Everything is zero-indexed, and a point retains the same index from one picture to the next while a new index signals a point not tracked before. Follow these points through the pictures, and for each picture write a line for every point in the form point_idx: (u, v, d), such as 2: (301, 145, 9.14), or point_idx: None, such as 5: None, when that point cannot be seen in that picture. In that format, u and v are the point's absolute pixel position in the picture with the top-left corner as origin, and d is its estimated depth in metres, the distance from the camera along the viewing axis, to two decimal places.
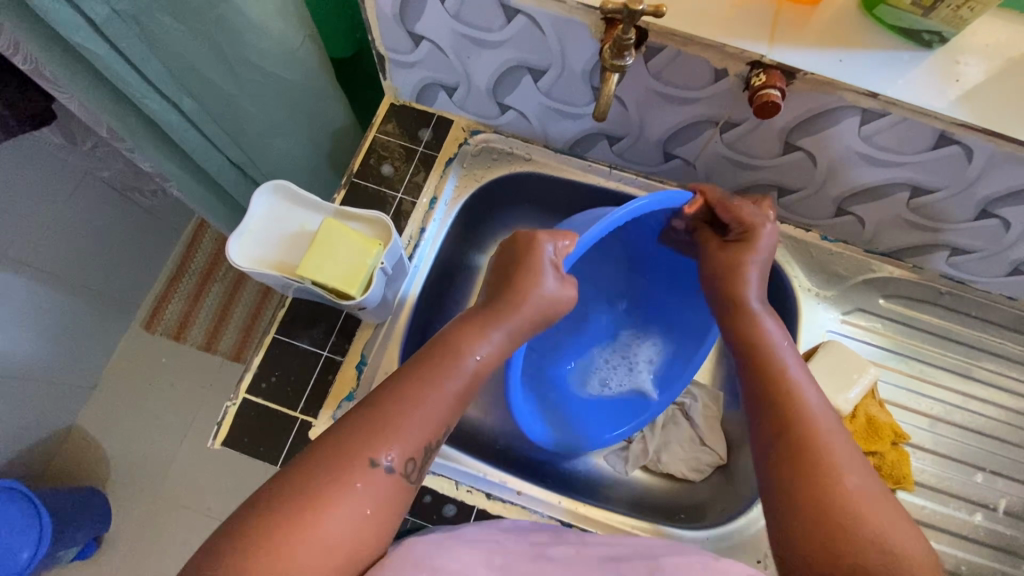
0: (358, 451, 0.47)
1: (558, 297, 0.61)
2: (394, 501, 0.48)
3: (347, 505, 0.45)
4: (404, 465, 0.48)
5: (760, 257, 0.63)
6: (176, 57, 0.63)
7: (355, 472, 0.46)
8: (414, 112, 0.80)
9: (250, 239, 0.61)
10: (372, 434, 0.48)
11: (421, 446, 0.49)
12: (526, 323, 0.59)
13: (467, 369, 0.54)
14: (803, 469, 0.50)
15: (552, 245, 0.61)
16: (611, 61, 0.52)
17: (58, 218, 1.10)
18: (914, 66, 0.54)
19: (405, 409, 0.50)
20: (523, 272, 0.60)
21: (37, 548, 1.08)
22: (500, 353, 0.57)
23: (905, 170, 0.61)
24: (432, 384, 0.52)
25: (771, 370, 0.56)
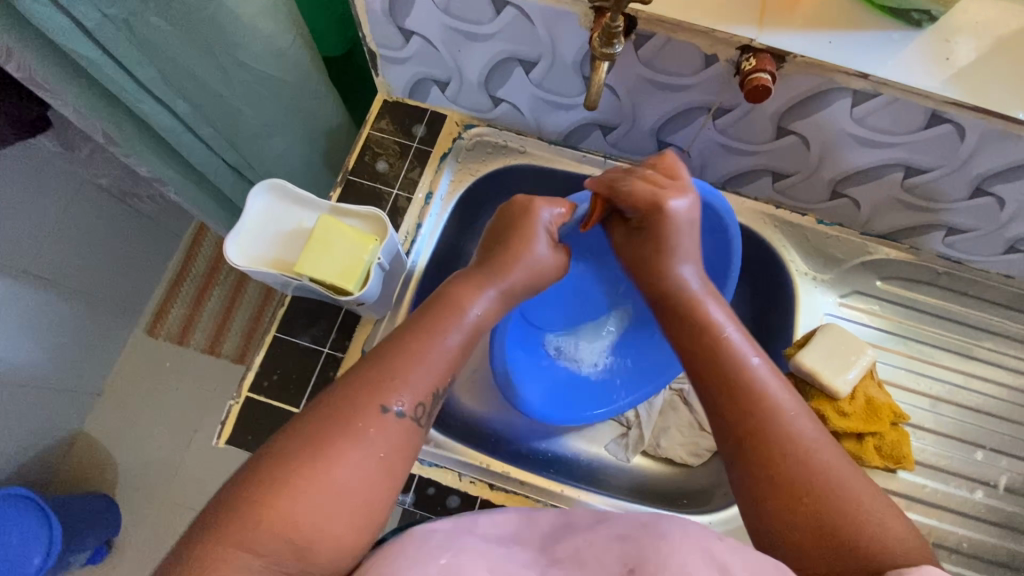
0: (369, 399, 0.48)
1: (549, 262, 0.65)
2: (405, 450, 0.48)
3: (360, 451, 0.46)
4: (414, 410, 0.49)
5: (682, 244, 0.64)
6: (167, 59, 0.63)
7: (366, 419, 0.47)
8: (408, 108, 0.80)
9: (246, 238, 0.61)
10: (382, 380, 0.49)
11: (429, 393, 0.51)
12: (523, 282, 0.63)
13: (467, 323, 0.56)
14: (750, 444, 0.50)
15: (547, 210, 0.66)
16: (600, 49, 0.52)
17: (57, 225, 1.11)
18: (904, 46, 0.54)
19: (410, 358, 0.51)
20: (519, 236, 0.64)
21: (48, 554, 1.09)
22: (496, 309, 0.60)
23: (897, 151, 0.61)
24: (434, 335, 0.53)
25: (705, 350, 0.57)
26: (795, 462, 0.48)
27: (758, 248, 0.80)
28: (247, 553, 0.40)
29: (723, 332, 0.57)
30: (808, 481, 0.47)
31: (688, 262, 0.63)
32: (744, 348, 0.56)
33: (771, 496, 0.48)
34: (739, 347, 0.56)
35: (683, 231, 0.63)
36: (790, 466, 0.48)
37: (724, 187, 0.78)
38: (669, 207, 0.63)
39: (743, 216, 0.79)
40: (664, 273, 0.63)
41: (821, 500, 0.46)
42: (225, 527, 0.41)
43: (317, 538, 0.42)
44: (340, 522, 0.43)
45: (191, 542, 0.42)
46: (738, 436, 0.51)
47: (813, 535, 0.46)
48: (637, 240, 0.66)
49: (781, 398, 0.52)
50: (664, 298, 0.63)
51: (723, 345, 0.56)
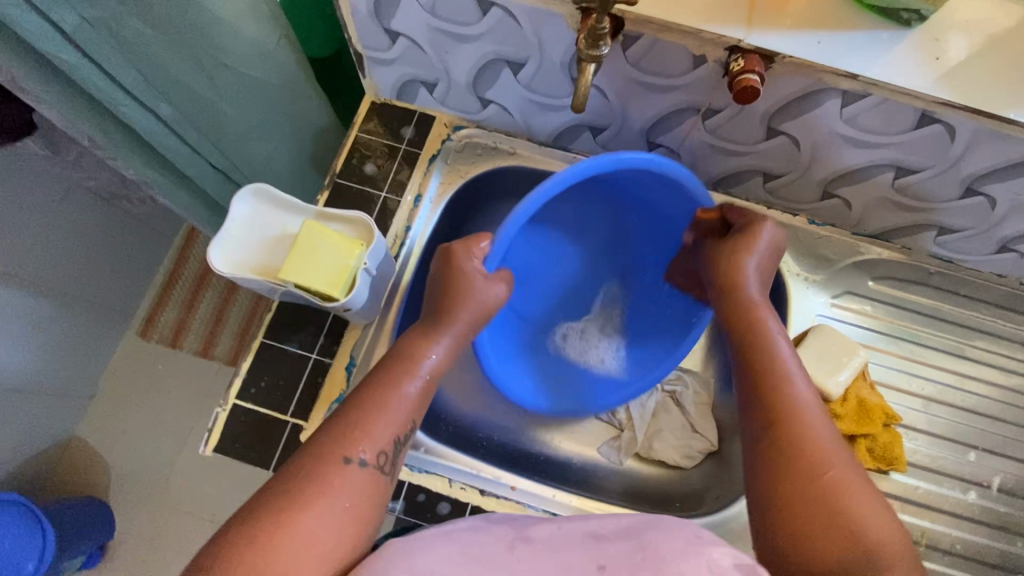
0: (333, 452, 0.49)
1: (493, 299, 0.64)
2: (372, 499, 0.49)
3: (327, 502, 0.46)
4: (377, 459, 0.50)
5: (758, 253, 0.65)
6: (149, 62, 0.62)
7: (331, 471, 0.48)
8: (396, 110, 0.79)
9: (231, 243, 0.60)
10: (345, 432, 0.50)
11: (391, 440, 0.52)
12: (471, 326, 0.63)
13: (425, 370, 0.58)
14: (774, 433, 0.53)
15: (468, 254, 0.64)
16: (587, 51, 0.52)
17: (46, 230, 1.10)
18: (893, 46, 0.53)
19: (372, 410, 0.52)
20: (450, 280, 0.63)
21: (42, 557, 1.08)
22: (452, 356, 0.61)
23: (888, 151, 0.61)
24: (393, 387, 0.55)
25: (754, 342, 0.59)
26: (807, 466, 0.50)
27: None
28: None
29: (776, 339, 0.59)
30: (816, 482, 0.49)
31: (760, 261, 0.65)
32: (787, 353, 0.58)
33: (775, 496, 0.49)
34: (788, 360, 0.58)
35: (768, 242, 0.65)
36: (807, 469, 0.50)
37: (715, 188, 0.77)
38: (766, 222, 0.65)
39: None
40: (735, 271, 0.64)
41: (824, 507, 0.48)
42: None
43: None
44: (310, 575, 0.43)
45: None
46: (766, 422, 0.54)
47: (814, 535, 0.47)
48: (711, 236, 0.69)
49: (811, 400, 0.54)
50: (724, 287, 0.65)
51: (773, 350, 0.58)
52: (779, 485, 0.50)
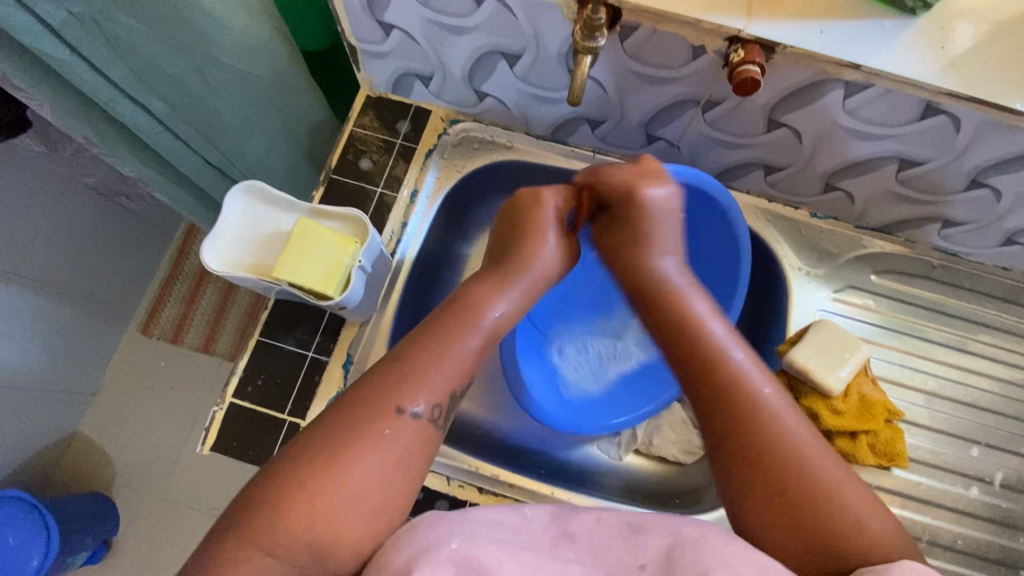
0: (386, 400, 0.47)
1: (563, 253, 0.64)
2: (423, 451, 0.47)
3: (377, 453, 0.45)
4: (431, 413, 0.48)
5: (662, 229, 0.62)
6: (139, 57, 0.61)
7: (383, 422, 0.46)
8: (391, 104, 0.78)
9: (224, 242, 0.60)
10: (400, 382, 0.48)
11: (446, 394, 0.49)
12: (537, 281, 0.61)
13: (485, 324, 0.54)
14: (728, 443, 0.50)
15: (555, 203, 0.64)
16: (582, 42, 0.50)
17: (44, 227, 1.09)
18: (897, 36, 0.52)
19: (428, 360, 0.50)
20: (531, 229, 0.63)
21: (46, 554, 1.09)
22: (515, 310, 0.58)
23: (892, 143, 0.60)
24: (453, 337, 0.52)
25: (685, 342, 0.56)
26: (773, 454, 0.48)
27: (752, 243, 0.78)
28: (265, 552, 0.41)
29: (706, 325, 0.56)
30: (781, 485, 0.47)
31: (666, 252, 0.62)
32: (725, 343, 0.55)
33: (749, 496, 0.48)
34: (723, 342, 0.55)
35: (657, 216, 0.62)
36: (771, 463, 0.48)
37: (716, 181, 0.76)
38: (648, 194, 0.62)
39: None
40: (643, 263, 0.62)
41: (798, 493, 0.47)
42: (243, 529, 0.41)
43: (335, 537, 0.42)
44: (357, 522, 0.43)
45: (209, 543, 0.42)
46: (718, 432, 0.51)
47: (791, 537, 0.46)
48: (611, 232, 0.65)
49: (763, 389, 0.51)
50: (642, 290, 0.61)
51: (706, 337, 0.55)
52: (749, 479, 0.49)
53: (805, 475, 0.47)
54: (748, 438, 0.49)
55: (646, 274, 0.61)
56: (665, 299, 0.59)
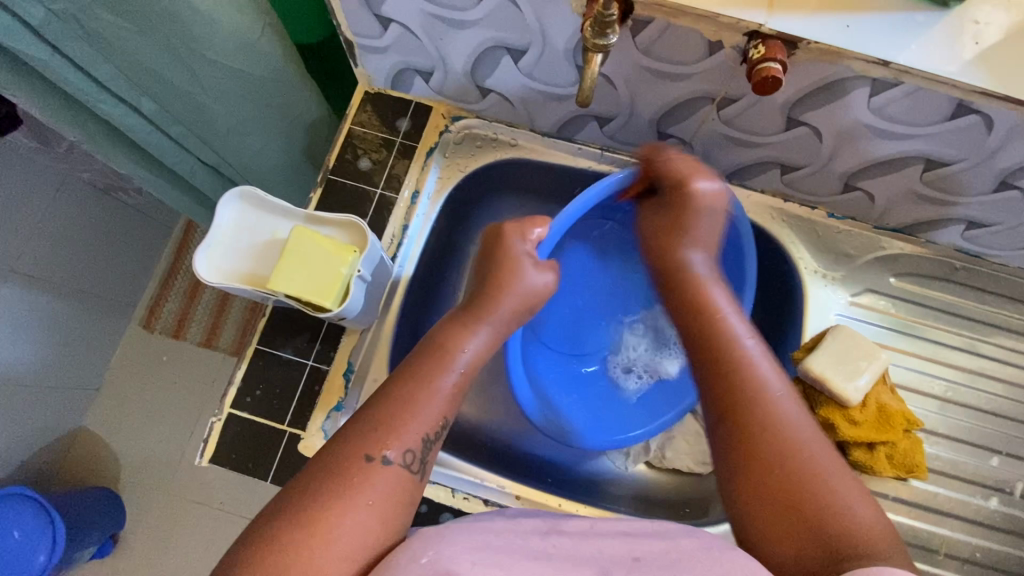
0: (355, 449, 0.46)
1: (536, 290, 0.66)
2: (399, 499, 0.45)
3: (348, 503, 0.43)
4: (404, 458, 0.47)
5: (693, 219, 0.66)
6: (124, 55, 0.58)
7: (352, 469, 0.45)
8: (391, 100, 0.75)
9: (218, 251, 0.57)
10: (372, 429, 0.47)
11: (420, 438, 0.48)
12: (508, 317, 0.63)
13: (459, 363, 0.55)
14: (728, 412, 0.51)
15: (519, 238, 0.67)
16: (593, 40, 0.47)
17: (40, 224, 1.07)
18: (929, 29, 0.48)
19: (399, 406, 0.49)
20: (501, 269, 0.65)
21: (53, 549, 1.08)
22: (489, 349, 0.60)
23: (918, 142, 0.57)
24: (424, 380, 0.52)
25: (706, 322, 0.58)
26: (773, 437, 0.48)
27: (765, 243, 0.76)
28: None
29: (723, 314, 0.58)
30: (780, 465, 0.47)
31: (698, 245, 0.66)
32: (739, 329, 0.56)
33: (743, 471, 0.48)
34: (738, 333, 0.56)
35: (699, 211, 0.66)
36: (773, 450, 0.47)
37: (729, 179, 0.74)
38: (696, 186, 0.65)
39: (751, 211, 0.74)
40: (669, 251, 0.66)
41: (798, 480, 0.46)
42: None
43: None
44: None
45: None
46: (721, 402, 0.52)
47: (781, 518, 0.45)
48: (653, 213, 0.70)
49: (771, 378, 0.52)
50: (670, 272, 0.65)
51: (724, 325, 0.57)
52: (747, 454, 0.48)
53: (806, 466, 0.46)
54: (754, 419, 0.49)
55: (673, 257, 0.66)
56: (689, 285, 0.63)
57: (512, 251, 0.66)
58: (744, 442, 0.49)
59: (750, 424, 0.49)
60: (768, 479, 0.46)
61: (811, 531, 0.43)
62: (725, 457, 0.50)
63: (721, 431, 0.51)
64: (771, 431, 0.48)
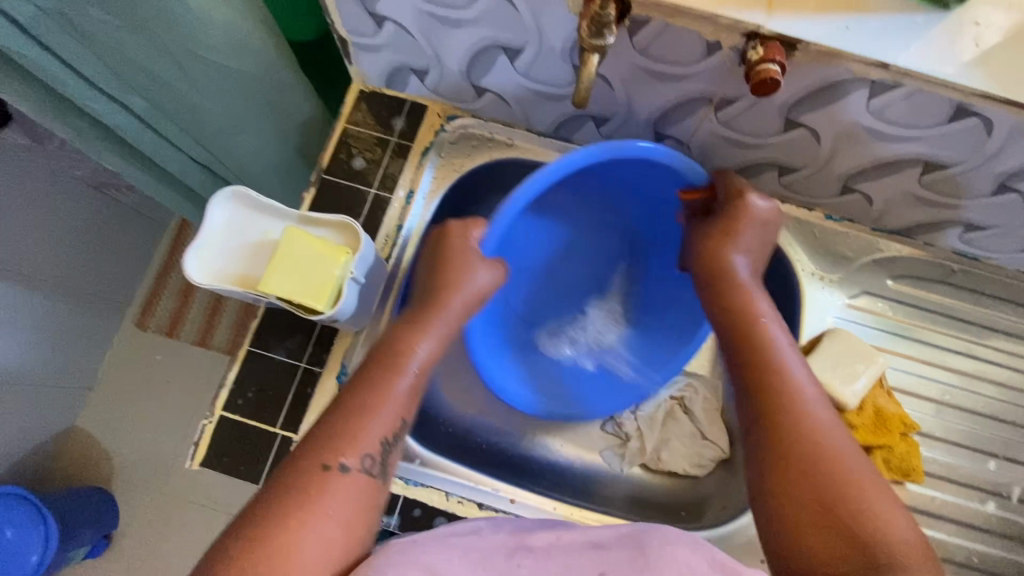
0: (311, 458, 0.46)
1: (493, 283, 0.62)
2: (361, 504, 0.46)
3: (308, 514, 0.43)
4: (362, 463, 0.47)
5: (742, 234, 0.61)
6: (114, 53, 0.57)
7: (309, 479, 0.45)
8: (386, 99, 0.74)
9: (208, 253, 0.57)
10: (330, 437, 0.48)
11: (378, 443, 0.49)
12: (465, 310, 0.60)
13: (416, 363, 0.55)
14: (771, 429, 0.51)
15: (464, 235, 0.62)
16: (590, 40, 0.46)
17: (32, 223, 1.05)
18: (929, 31, 0.47)
19: (354, 412, 0.49)
20: (450, 263, 0.60)
21: (46, 548, 1.07)
22: (446, 345, 0.58)
23: (917, 145, 0.56)
24: (381, 385, 0.52)
25: (751, 334, 0.57)
26: (821, 454, 0.49)
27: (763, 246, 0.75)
28: None
29: (767, 324, 0.57)
30: (821, 473, 0.47)
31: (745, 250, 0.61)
32: (782, 341, 0.55)
33: (784, 481, 0.48)
34: (782, 346, 0.55)
35: (749, 224, 0.60)
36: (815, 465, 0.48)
37: None
38: (748, 201, 0.60)
39: None
40: (717, 257, 0.61)
41: (838, 498, 0.46)
42: None
43: None
44: None
45: None
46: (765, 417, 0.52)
47: (826, 536, 0.45)
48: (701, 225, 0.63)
49: (806, 382, 0.53)
50: (716, 279, 0.61)
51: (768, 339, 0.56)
52: (789, 469, 0.48)
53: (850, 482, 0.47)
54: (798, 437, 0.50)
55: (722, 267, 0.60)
56: (731, 294, 0.60)
57: (460, 247, 0.61)
58: (789, 457, 0.49)
59: (793, 443, 0.49)
60: (806, 484, 0.47)
61: (855, 551, 0.44)
62: (766, 474, 0.50)
63: (762, 446, 0.51)
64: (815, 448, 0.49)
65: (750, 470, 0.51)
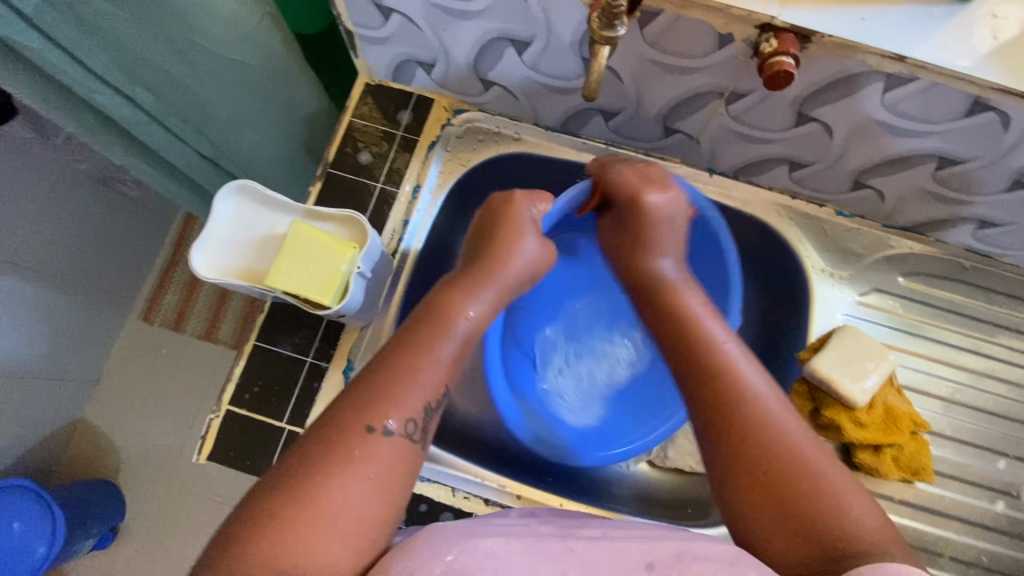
0: (355, 419, 0.46)
1: (539, 255, 0.64)
2: (402, 471, 0.46)
3: (349, 476, 0.43)
4: (405, 428, 0.47)
5: (659, 231, 0.65)
6: (120, 45, 0.57)
7: (352, 441, 0.44)
8: (392, 92, 0.73)
9: (213, 247, 0.56)
10: (375, 400, 0.47)
11: (421, 407, 0.48)
12: (513, 279, 0.62)
13: (460, 327, 0.55)
14: (717, 425, 0.50)
15: (529, 205, 0.65)
16: (601, 32, 0.46)
17: (39, 216, 1.06)
18: (947, 23, 0.47)
19: (400, 373, 0.49)
20: (505, 230, 0.63)
21: (53, 540, 1.08)
22: (490, 313, 0.59)
23: (932, 140, 0.55)
24: (426, 346, 0.52)
25: (686, 332, 0.57)
26: (766, 441, 0.48)
27: (771, 242, 0.75)
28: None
29: (701, 319, 0.58)
30: (768, 460, 0.47)
31: (665, 253, 0.65)
32: (717, 334, 0.56)
33: (737, 476, 0.48)
34: (719, 338, 0.56)
35: (661, 223, 0.65)
36: (763, 452, 0.47)
37: (736, 176, 0.72)
38: (647, 200, 0.64)
39: (757, 208, 0.73)
40: (642, 261, 0.65)
41: (790, 483, 0.45)
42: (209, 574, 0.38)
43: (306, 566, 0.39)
44: (336, 549, 0.40)
45: None
46: (710, 413, 0.51)
47: (788, 529, 0.44)
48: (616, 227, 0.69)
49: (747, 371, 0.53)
50: (644, 286, 0.64)
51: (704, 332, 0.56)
52: (738, 462, 0.48)
53: (801, 466, 0.46)
54: (744, 430, 0.49)
55: (644, 272, 0.65)
56: (664, 296, 0.62)
57: (516, 214, 0.64)
58: (741, 449, 0.48)
59: (740, 435, 0.49)
60: (760, 477, 0.46)
61: (818, 538, 0.42)
62: (719, 470, 0.49)
63: (712, 444, 0.50)
64: (763, 437, 0.48)
65: (709, 470, 0.50)
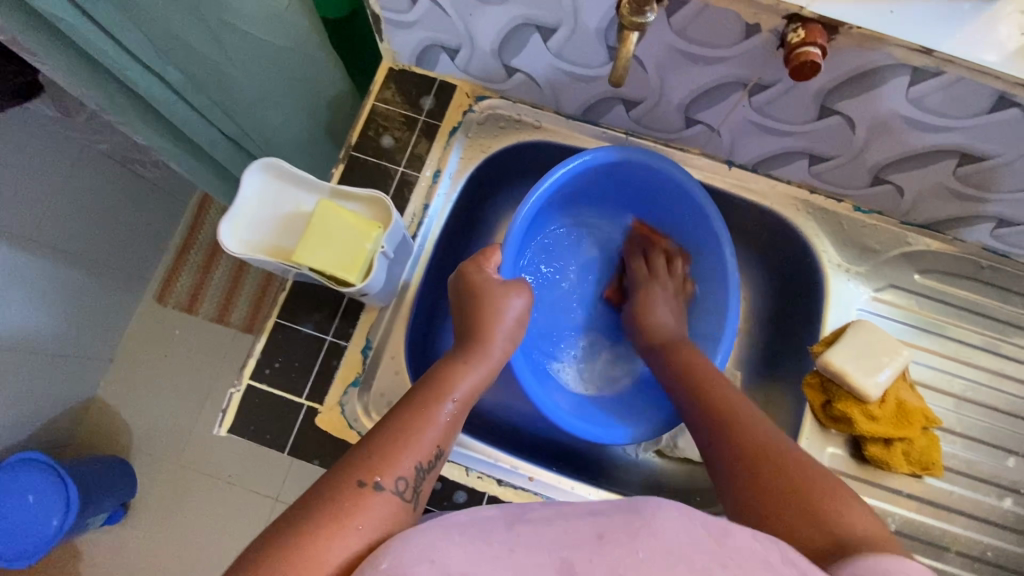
0: (348, 473, 0.45)
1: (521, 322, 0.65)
2: (392, 523, 0.43)
3: (337, 522, 0.42)
4: (395, 484, 0.46)
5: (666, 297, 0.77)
6: (153, 22, 0.58)
7: (343, 492, 0.44)
8: (414, 78, 0.74)
9: (242, 222, 0.57)
10: (369, 455, 0.47)
11: (414, 466, 0.48)
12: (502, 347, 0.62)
13: (459, 394, 0.55)
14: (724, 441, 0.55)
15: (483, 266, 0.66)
16: (630, 18, 0.46)
17: (60, 193, 1.07)
18: (975, 19, 0.47)
19: (398, 434, 0.49)
20: (488, 298, 0.64)
21: (66, 513, 1.10)
22: (484, 383, 0.59)
23: (954, 136, 0.55)
24: (421, 411, 0.52)
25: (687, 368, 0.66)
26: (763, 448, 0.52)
27: (787, 236, 0.75)
28: None
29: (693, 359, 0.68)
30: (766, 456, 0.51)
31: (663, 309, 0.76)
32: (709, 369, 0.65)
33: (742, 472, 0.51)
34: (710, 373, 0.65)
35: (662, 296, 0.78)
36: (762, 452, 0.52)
37: (755, 169, 0.73)
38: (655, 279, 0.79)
39: (774, 201, 0.74)
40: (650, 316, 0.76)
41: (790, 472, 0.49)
42: None
43: None
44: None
45: None
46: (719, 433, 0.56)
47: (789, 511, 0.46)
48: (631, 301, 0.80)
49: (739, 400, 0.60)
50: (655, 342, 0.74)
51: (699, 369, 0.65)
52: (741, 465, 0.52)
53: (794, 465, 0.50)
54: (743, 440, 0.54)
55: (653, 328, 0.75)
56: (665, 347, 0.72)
57: (480, 282, 0.65)
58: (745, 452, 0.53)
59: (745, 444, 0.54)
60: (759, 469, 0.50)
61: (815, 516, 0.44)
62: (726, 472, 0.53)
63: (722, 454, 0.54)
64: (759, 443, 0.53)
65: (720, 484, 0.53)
